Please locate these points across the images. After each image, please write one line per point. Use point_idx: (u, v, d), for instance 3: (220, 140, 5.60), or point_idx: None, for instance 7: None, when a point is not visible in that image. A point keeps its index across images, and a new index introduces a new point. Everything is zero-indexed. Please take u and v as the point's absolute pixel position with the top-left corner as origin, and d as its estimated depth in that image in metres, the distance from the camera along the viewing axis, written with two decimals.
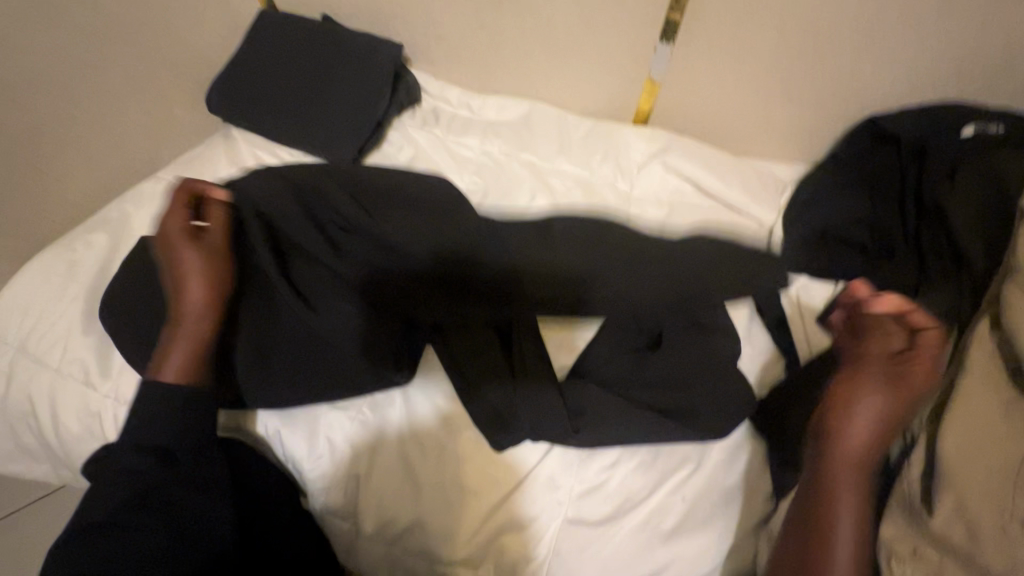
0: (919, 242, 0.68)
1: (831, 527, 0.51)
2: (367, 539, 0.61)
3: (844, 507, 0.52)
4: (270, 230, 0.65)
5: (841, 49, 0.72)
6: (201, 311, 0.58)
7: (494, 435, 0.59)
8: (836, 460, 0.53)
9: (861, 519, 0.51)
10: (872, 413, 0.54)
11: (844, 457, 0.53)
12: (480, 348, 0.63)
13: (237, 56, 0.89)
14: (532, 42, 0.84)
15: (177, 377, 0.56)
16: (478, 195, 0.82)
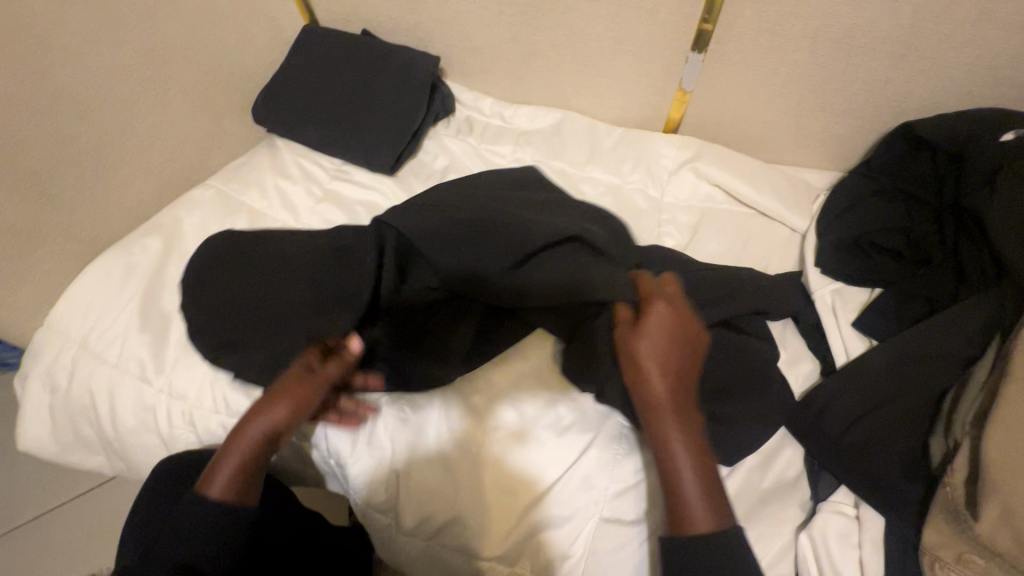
0: (957, 249, 0.68)
1: (677, 473, 0.49)
2: (407, 533, 0.63)
3: (680, 453, 0.50)
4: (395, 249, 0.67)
5: (875, 56, 0.73)
6: (267, 436, 0.56)
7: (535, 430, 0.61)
8: (653, 405, 0.51)
9: (704, 471, 0.50)
10: (673, 360, 0.52)
11: (672, 401, 0.51)
12: None
13: (281, 70, 0.93)
14: (564, 53, 0.87)
15: (219, 495, 0.54)
16: None
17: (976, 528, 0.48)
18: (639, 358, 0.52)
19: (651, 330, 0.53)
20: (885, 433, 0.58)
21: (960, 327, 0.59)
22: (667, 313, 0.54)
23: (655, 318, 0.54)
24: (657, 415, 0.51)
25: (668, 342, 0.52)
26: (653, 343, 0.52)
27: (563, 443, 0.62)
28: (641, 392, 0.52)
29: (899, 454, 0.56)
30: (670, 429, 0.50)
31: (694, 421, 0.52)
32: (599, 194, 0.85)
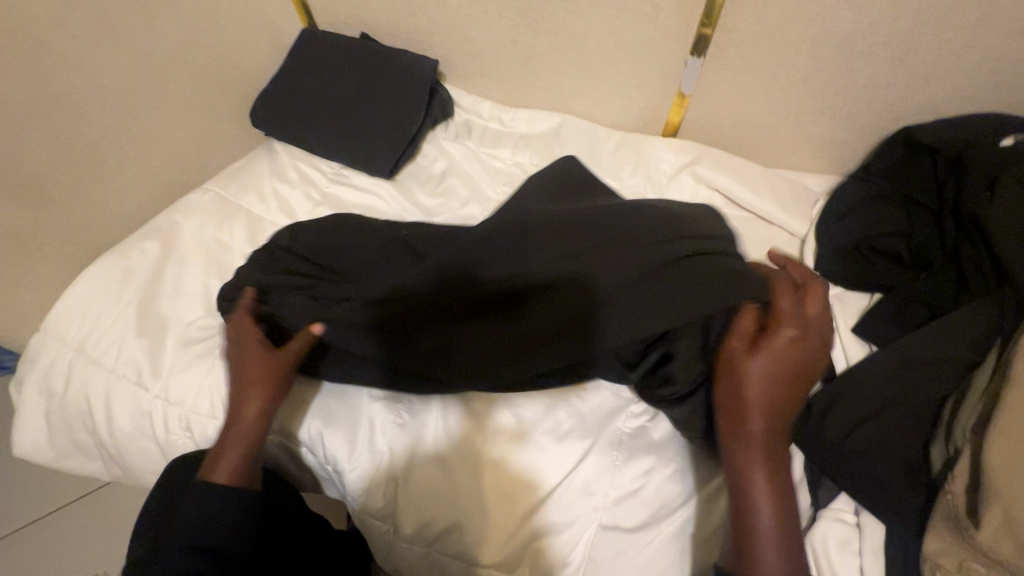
0: (957, 254, 0.67)
1: (754, 511, 0.51)
2: (405, 540, 0.63)
3: (759, 491, 0.51)
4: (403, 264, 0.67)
5: (874, 61, 0.73)
6: (253, 421, 0.62)
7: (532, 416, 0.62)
8: (746, 437, 0.53)
9: (782, 513, 0.51)
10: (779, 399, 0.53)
11: (767, 440, 0.53)
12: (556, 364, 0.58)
13: (280, 74, 0.93)
14: (563, 57, 0.86)
15: (226, 480, 0.59)
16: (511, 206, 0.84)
17: (977, 536, 0.47)
18: (743, 392, 0.53)
19: (765, 355, 0.54)
20: (886, 438, 0.57)
21: (960, 333, 0.59)
22: (782, 351, 0.55)
23: (773, 352, 0.54)
24: (748, 450, 0.53)
25: (778, 380, 0.54)
26: (761, 376, 0.53)
27: (561, 449, 0.61)
28: (736, 424, 0.54)
29: (900, 459, 0.56)
30: (755, 466, 0.52)
31: (783, 462, 0.53)
32: None
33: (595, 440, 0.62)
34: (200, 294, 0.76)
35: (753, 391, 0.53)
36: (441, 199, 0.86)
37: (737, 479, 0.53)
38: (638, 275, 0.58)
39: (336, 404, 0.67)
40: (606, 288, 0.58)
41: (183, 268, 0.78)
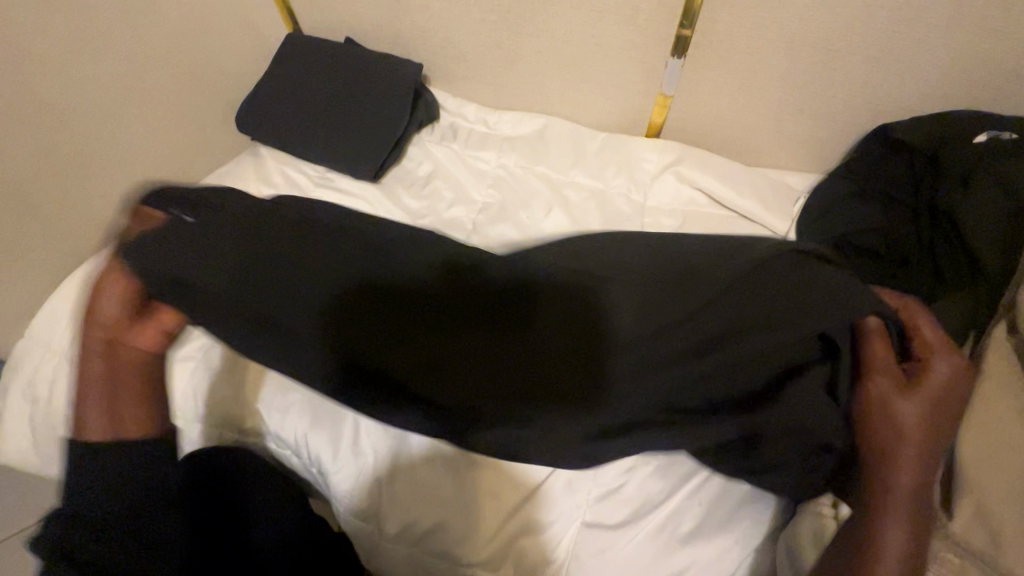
0: (933, 250, 0.68)
1: (885, 543, 0.47)
2: (390, 540, 0.63)
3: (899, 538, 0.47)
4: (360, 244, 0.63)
5: (850, 60, 0.74)
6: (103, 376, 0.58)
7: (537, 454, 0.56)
8: (888, 470, 0.50)
9: (918, 554, 0.47)
10: (929, 433, 0.50)
11: (916, 477, 0.49)
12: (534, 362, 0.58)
13: (265, 79, 0.93)
14: (546, 59, 0.87)
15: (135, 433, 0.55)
16: (495, 207, 0.85)
17: (951, 526, 0.48)
18: (896, 423, 0.50)
19: (915, 395, 0.51)
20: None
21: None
22: (938, 385, 0.51)
23: (931, 386, 0.51)
24: (892, 481, 0.49)
25: (931, 415, 0.50)
26: (915, 408, 0.50)
27: None
28: (885, 455, 0.50)
29: None
30: (902, 501, 0.48)
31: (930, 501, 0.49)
32: (583, 199, 0.85)
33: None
34: None
35: (903, 424, 0.50)
36: (426, 202, 0.86)
37: (872, 508, 0.49)
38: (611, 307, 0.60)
39: (318, 406, 0.66)
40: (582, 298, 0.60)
41: None
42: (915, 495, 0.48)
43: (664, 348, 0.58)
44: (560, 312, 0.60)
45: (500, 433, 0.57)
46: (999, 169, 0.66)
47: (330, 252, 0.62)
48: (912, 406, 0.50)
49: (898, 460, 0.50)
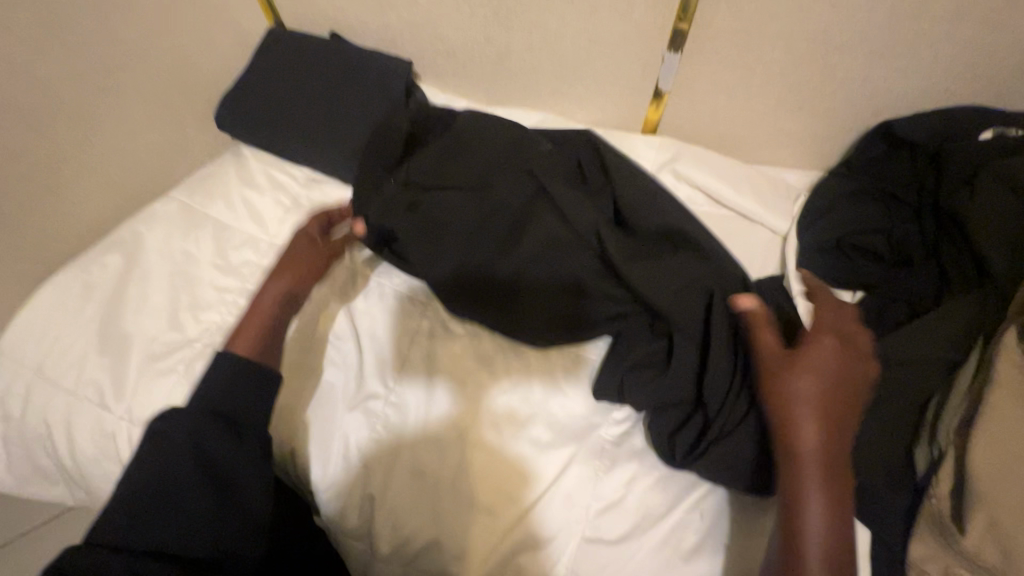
0: (938, 252, 0.67)
1: (803, 534, 0.45)
2: (383, 560, 0.60)
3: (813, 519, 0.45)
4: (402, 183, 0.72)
5: (852, 55, 0.71)
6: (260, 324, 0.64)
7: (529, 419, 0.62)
8: (797, 455, 0.47)
9: (840, 530, 0.45)
10: (829, 408, 0.48)
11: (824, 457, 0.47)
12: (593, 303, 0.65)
13: (246, 77, 0.90)
14: (539, 55, 0.84)
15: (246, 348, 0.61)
16: None
17: (963, 542, 0.47)
18: (793, 401, 0.48)
19: (806, 367, 0.49)
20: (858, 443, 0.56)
21: (945, 330, 0.58)
22: (823, 356, 0.50)
23: (806, 360, 0.50)
24: (799, 465, 0.47)
25: (825, 392, 0.48)
26: (811, 386, 0.48)
27: (538, 461, 0.60)
28: (788, 441, 0.48)
29: (887, 466, 0.55)
30: (811, 481, 0.46)
31: (843, 474, 0.47)
32: None
33: (571, 456, 0.61)
34: (165, 307, 0.72)
35: (800, 400, 0.48)
36: None
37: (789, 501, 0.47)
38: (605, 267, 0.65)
39: (314, 418, 0.65)
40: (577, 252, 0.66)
41: (147, 283, 0.74)
42: (822, 471, 0.46)
43: (667, 267, 0.63)
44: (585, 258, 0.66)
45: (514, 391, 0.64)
46: (1005, 166, 0.64)
47: (429, 156, 0.74)
48: (805, 379, 0.49)
49: (797, 434, 0.48)
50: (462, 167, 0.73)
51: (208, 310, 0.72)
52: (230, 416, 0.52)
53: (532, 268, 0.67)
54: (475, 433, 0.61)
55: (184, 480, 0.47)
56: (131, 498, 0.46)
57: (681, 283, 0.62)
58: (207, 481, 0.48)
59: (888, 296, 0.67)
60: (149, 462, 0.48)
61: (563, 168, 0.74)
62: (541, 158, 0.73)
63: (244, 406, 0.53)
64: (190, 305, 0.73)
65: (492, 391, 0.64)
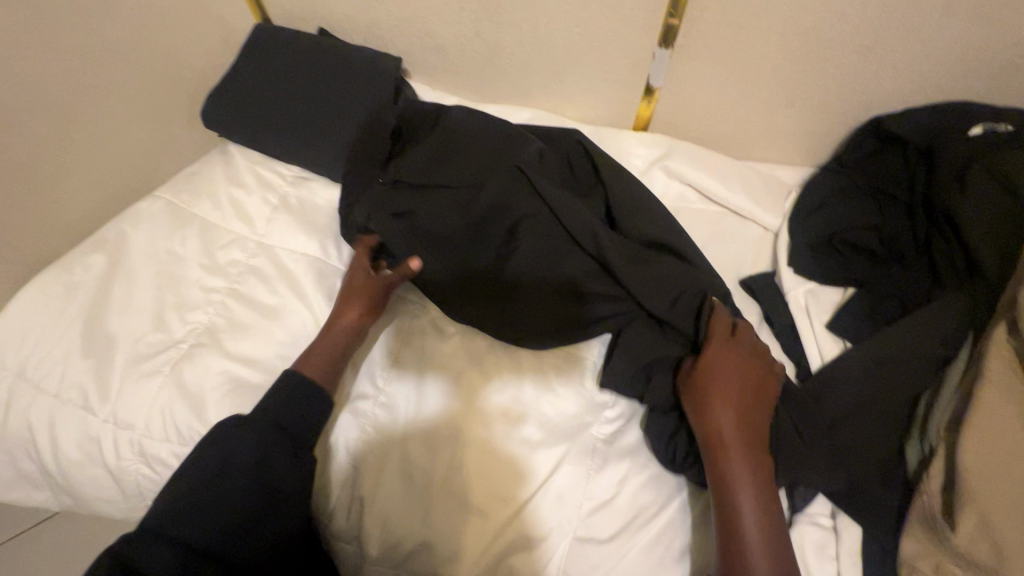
0: (929, 247, 0.66)
1: (739, 515, 0.50)
2: (373, 562, 0.60)
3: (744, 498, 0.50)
4: (396, 181, 0.71)
5: (843, 50, 0.71)
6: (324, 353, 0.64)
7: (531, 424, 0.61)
8: (719, 446, 0.53)
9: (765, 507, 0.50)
10: (735, 402, 0.54)
11: (742, 444, 0.53)
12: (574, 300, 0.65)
13: (233, 73, 0.88)
14: (530, 51, 0.83)
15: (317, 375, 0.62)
16: None
17: (954, 539, 0.47)
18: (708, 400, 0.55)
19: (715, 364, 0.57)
20: (848, 438, 0.56)
21: (937, 326, 0.58)
22: (723, 361, 0.57)
23: (707, 365, 0.57)
24: (722, 455, 0.52)
25: (730, 389, 0.55)
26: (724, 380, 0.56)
27: (529, 462, 0.60)
28: (707, 436, 0.54)
29: (879, 461, 0.55)
30: (735, 467, 0.52)
31: (760, 456, 0.53)
32: None
33: (564, 454, 0.60)
34: (150, 308, 0.71)
35: (712, 398, 0.55)
36: None
37: (720, 488, 0.52)
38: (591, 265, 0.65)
39: None
40: (565, 249, 0.66)
41: (132, 283, 0.73)
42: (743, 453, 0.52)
43: (662, 267, 0.65)
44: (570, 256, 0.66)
45: (508, 387, 0.63)
46: (996, 161, 0.64)
47: (418, 156, 0.73)
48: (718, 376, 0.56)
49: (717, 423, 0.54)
50: (450, 164, 0.72)
51: (194, 310, 0.71)
52: (294, 437, 0.58)
53: (529, 269, 0.66)
54: (469, 433, 0.60)
55: (245, 491, 0.54)
56: (190, 498, 0.52)
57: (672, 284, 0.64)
58: (261, 495, 0.54)
59: (880, 291, 0.66)
60: (214, 468, 0.54)
61: (556, 170, 0.74)
62: (530, 158, 0.72)
63: (305, 426, 0.59)
64: (176, 305, 0.72)
65: (485, 388, 0.63)
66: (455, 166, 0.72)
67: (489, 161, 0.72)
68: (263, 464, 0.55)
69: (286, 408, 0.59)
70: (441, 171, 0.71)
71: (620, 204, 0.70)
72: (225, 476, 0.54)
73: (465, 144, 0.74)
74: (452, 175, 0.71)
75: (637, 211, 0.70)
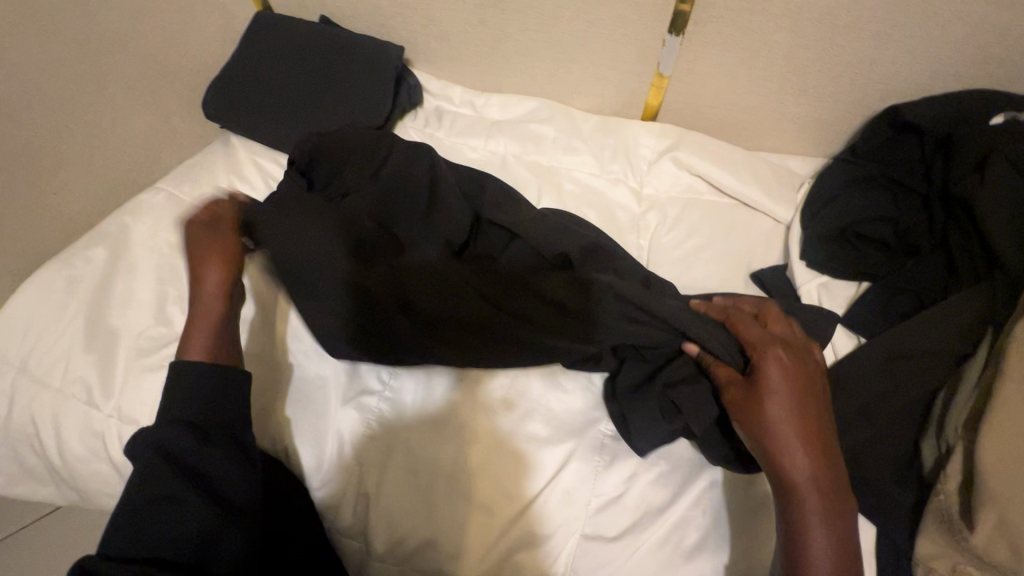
0: (946, 239, 0.65)
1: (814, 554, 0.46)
2: (379, 558, 0.59)
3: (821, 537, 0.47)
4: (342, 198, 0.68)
5: (860, 36, 0.69)
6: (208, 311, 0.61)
7: (538, 421, 0.61)
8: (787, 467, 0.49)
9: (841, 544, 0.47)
10: (804, 420, 0.51)
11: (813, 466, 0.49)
12: (543, 324, 0.60)
13: (232, 62, 0.87)
14: (535, 38, 0.82)
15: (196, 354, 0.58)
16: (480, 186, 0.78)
17: (972, 539, 0.46)
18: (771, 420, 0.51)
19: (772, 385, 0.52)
20: (857, 431, 0.55)
21: (954, 319, 0.57)
22: (780, 377, 0.52)
23: (768, 381, 0.52)
24: (793, 491, 0.49)
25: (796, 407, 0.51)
26: (785, 401, 0.51)
27: (536, 458, 0.59)
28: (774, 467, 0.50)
29: (894, 457, 0.54)
30: (808, 499, 0.48)
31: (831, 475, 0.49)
32: (578, 191, 0.81)
33: (570, 449, 0.59)
34: (151, 301, 0.70)
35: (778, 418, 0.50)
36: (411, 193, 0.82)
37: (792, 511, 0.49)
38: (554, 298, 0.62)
39: (304, 413, 0.63)
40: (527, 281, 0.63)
41: (133, 277, 0.72)
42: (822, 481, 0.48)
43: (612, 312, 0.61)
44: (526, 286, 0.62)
45: None
46: (1017, 151, 0.63)
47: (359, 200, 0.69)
48: (782, 397, 0.51)
49: (788, 448, 0.49)
50: (405, 189, 0.71)
51: None
52: (202, 422, 0.53)
53: (489, 295, 0.62)
54: (475, 427, 0.60)
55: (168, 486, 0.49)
56: (131, 511, 0.48)
57: (633, 320, 0.60)
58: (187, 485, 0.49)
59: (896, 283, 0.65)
60: (133, 474, 0.50)
61: (505, 201, 0.75)
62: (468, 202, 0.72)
63: (211, 407, 0.54)
64: (178, 299, 0.71)
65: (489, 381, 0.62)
66: (406, 195, 0.70)
67: (443, 189, 0.72)
68: (178, 453, 0.51)
69: (178, 398, 0.54)
70: (397, 194, 0.70)
71: (581, 241, 0.69)
72: (142, 478, 0.49)
73: (414, 168, 0.73)
74: (407, 202, 0.70)
75: (600, 268, 0.68)
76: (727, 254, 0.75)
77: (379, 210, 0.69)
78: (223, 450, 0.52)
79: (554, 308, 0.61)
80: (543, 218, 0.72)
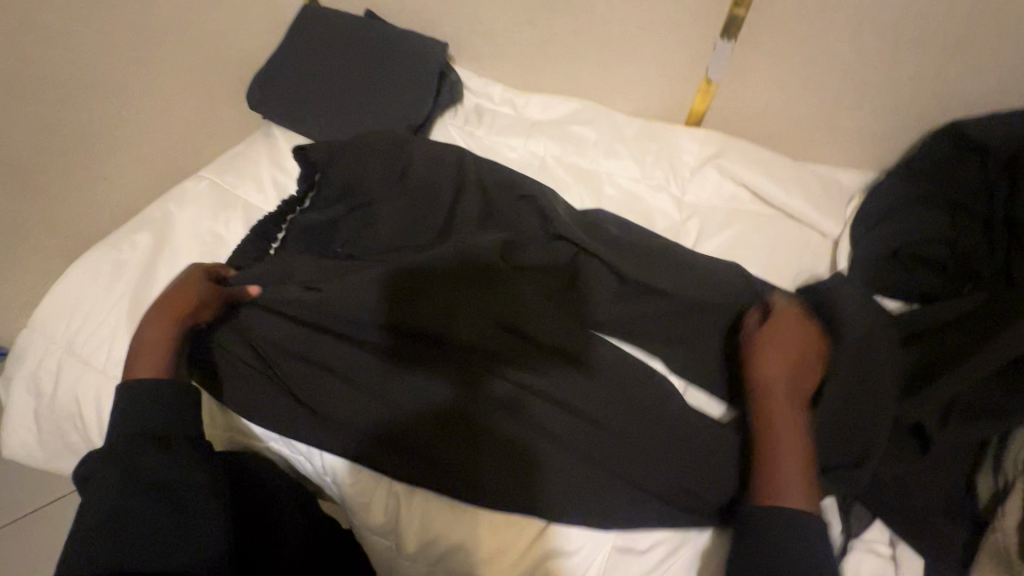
0: (1009, 265, 0.62)
1: (781, 445, 0.51)
2: (409, 557, 0.59)
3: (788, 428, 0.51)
4: (372, 205, 0.71)
5: (923, 47, 0.66)
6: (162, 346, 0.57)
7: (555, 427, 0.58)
8: (770, 402, 0.53)
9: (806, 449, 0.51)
10: (800, 341, 0.56)
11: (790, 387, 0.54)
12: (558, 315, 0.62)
13: (277, 54, 0.87)
14: (582, 39, 0.81)
15: (149, 374, 0.55)
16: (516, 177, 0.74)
17: None
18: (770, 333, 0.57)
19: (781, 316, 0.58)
20: (908, 465, 0.54)
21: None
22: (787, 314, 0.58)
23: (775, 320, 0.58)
24: (774, 398, 0.53)
25: (801, 336, 0.56)
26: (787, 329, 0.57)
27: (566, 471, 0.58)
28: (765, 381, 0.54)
29: (943, 487, 0.53)
30: (786, 406, 0.53)
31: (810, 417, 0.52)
32: (618, 195, 0.80)
33: (605, 484, 0.55)
34: None
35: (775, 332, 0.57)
36: None
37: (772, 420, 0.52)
38: (565, 318, 0.63)
39: None
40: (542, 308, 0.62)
41: (177, 262, 0.74)
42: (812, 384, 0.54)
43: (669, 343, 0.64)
44: (535, 308, 0.62)
45: (513, 396, 0.58)
46: None
47: (382, 222, 0.69)
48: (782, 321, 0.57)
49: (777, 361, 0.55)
50: (445, 188, 0.72)
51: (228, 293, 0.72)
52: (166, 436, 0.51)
53: (494, 303, 0.62)
54: (490, 452, 0.57)
55: (126, 504, 0.47)
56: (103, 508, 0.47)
57: (670, 347, 0.64)
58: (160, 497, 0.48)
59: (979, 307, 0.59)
60: (94, 494, 0.48)
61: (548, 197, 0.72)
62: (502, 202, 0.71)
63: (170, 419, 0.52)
64: None
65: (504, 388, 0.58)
66: (448, 196, 0.71)
67: (486, 187, 0.72)
68: (144, 477, 0.48)
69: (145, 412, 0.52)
70: (428, 190, 0.71)
71: (631, 253, 0.68)
72: (101, 502, 0.47)
73: (449, 165, 0.73)
74: (444, 202, 0.71)
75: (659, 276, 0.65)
76: (770, 266, 0.73)
77: (414, 213, 0.70)
78: (194, 480, 0.50)
79: (561, 322, 0.62)
80: (589, 225, 0.71)
